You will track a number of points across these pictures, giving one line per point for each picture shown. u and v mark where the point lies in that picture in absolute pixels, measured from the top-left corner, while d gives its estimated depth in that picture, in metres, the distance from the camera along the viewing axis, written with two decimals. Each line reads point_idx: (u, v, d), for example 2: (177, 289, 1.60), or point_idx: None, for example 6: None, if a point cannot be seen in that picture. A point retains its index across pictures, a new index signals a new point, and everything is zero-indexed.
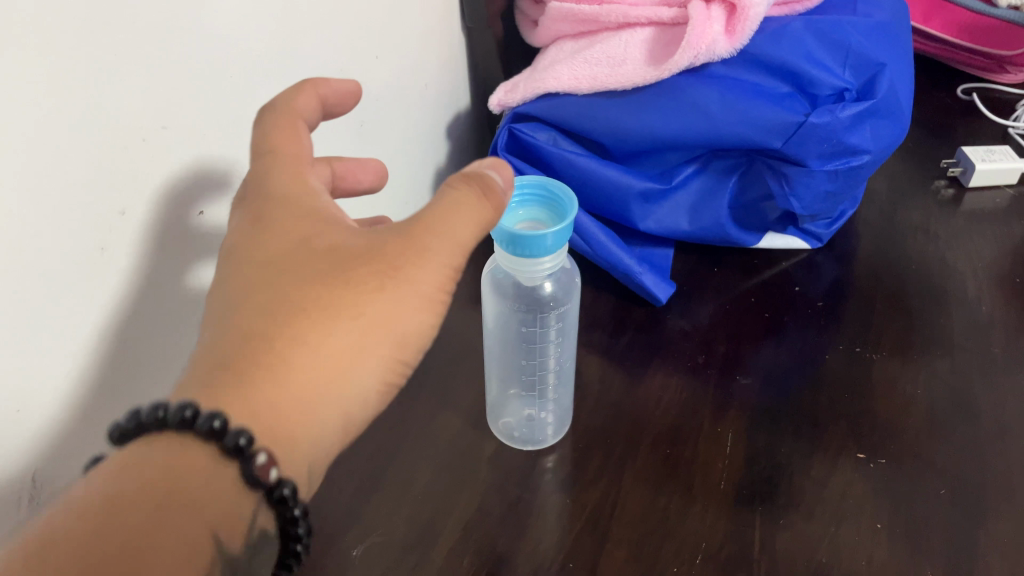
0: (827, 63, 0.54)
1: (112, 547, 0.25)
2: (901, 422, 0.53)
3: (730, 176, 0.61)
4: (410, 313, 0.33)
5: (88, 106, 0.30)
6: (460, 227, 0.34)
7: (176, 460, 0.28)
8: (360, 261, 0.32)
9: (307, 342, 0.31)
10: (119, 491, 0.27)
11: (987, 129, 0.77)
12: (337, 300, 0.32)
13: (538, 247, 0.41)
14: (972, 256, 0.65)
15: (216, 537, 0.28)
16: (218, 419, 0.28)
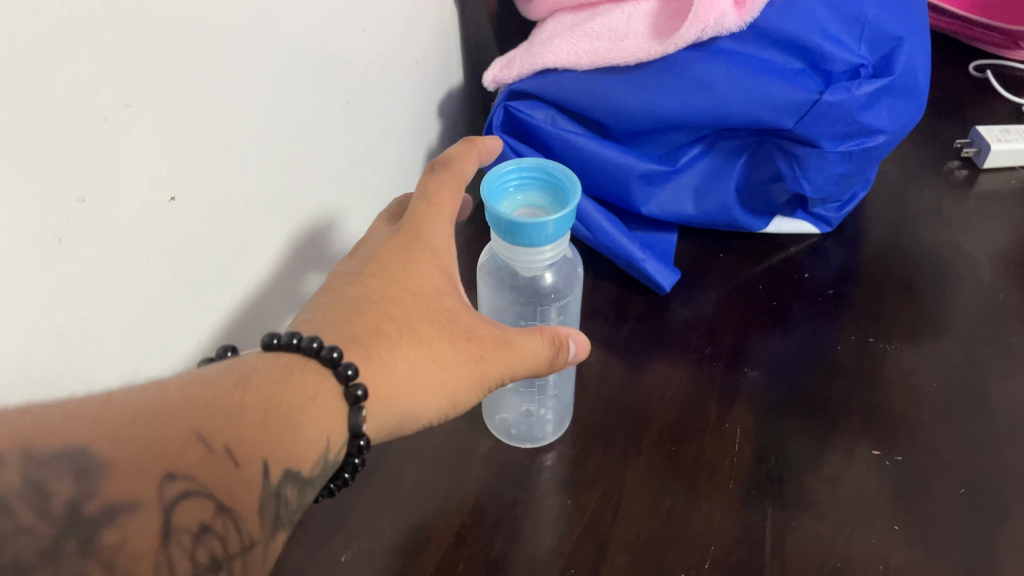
0: (842, 37, 0.51)
1: (256, 411, 0.31)
2: (916, 416, 0.50)
3: (737, 157, 0.58)
4: (466, 396, 0.40)
5: (41, 77, 0.27)
6: (524, 352, 0.41)
7: (317, 384, 0.34)
8: (461, 333, 0.40)
9: (408, 370, 0.38)
10: (293, 375, 0.34)
11: (1001, 107, 0.74)
12: (441, 351, 0.39)
13: (540, 236, 0.38)
14: (986, 241, 0.62)
15: (329, 444, 0.33)
16: (353, 369, 0.34)
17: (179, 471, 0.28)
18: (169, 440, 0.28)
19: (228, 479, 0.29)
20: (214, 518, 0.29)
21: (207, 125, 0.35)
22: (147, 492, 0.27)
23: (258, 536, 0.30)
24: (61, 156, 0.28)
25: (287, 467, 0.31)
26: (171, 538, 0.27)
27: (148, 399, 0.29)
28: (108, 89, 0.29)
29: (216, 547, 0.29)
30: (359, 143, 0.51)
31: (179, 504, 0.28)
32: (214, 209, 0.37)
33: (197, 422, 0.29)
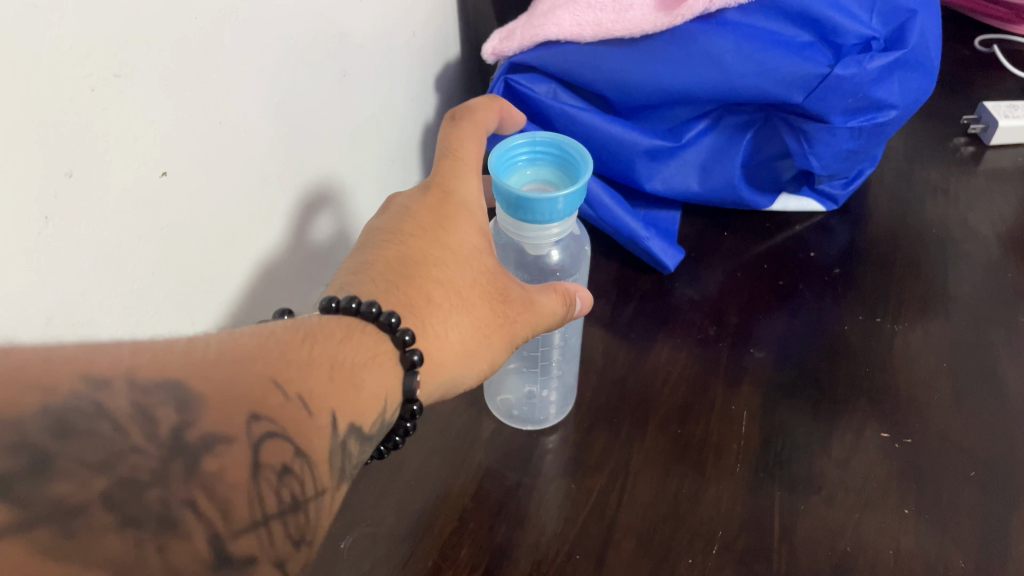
0: (853, 9, 0.50)
1: (323, 364, 0.29)
2: (926, 397, 0.49)
3: (744, 132, 0.57)
4: (501, 357, 0.39)
5: (27, 44, 0.25)
6: (544, 314, 0.41)
7: (376, 344, 0.32)
8: (497, 295, 0.39)
9: (454, 339, 0.37)
10: (352, 334, 0.31)
11: (1007, 82, 0.73)
12: (477, 313, 0.38)
13: (552, 210, 0.37)
14: (994, 219, 0.61)
15: (387, 402, 0.31)
16: (410, 334, 0.33)
17: (262, 412, 0.25)
18: (250, 381, 0.26)
19: (306, 424, 0.27)
20: (294, 459, 0.25)
21: (202, 94, 0.34)
22: (238, 426, 0.24)
23: (330, 486, 0.27)
24: (47, 128, 0.27)
25: (353, 421, 0.29)
26: (260, 473, 0.24)
27: (228, 347, 0.27)
28: (96, 56, 0.28)
29: (296, 489, 0.25)
30: (356, 117, 0.49)
31: (263, 443, 0.25)
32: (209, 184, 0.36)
33: (273, 368, 0.27)
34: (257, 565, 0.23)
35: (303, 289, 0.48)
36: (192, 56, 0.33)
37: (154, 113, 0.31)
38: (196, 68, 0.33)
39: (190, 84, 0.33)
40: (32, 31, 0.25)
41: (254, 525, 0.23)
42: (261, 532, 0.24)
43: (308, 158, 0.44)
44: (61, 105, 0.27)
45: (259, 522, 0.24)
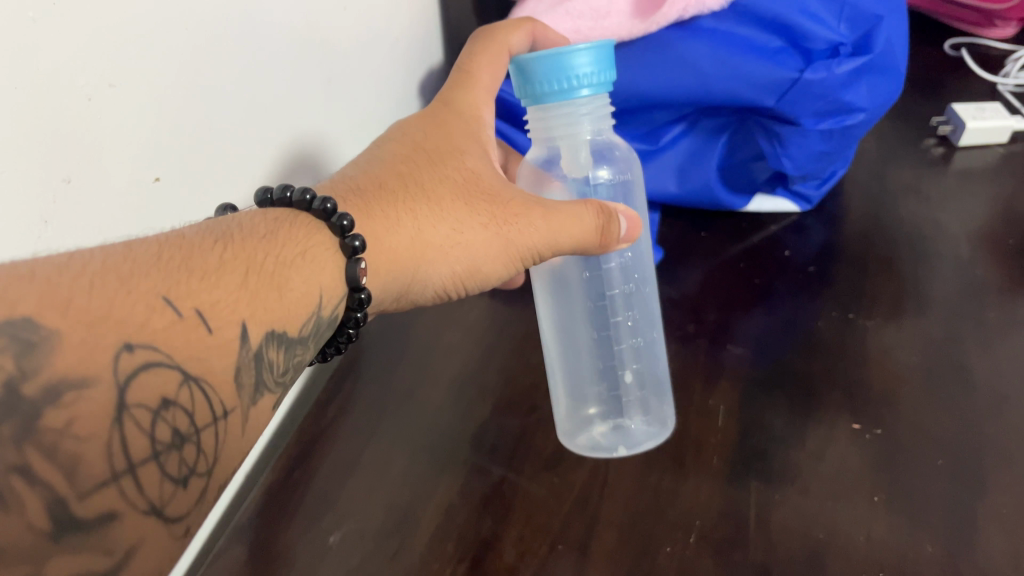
0: (822, 15, 0.51)
1: (240, 267, 0.29)
2: (897, 390, 0.51)
3: (719, 135, 0.58)
4: (488, 257, 0.42)
5: (26, 56, 0.26)
6: (576, 219, 0.42)
7: (308, 237, 0.34)
8: (484, 199, 0.42)
9: (412, 225, 0.39)
10: (280, 229, 0.33)
11: (976, 85, 0.75)
12: (451, 211, 0.41)
13: (563, 75, 0.41)
14: (964, 218, 0.63)
15: (322, 296, 0.33)
16: (348, 219, 0.35)
17: (137, 342, 0.23)
18: (136, 302, 0.24)
19: (204, 344, 0.26)
20: (180, 388, 0.24)
21: (193, 101, 0.35)
22: (102, 365, 0.22)
23: (236, 405, 0.27)
24: (47, 136, 0.28)
25: (272, 329, 0.29)
26: (126, 417, 0.23)
27: (117, 260, 0.25)
28: (91, 67, 0.29)
29: (182, 421, 0.25)
30: (343, 123, 0.51)
31: (135, 378, 0.23)
32: (203, 191, 0.37)
33: (163, 284, 0.25)
34: (116, 521, 0.22)
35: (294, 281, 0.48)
36: (184, 65, 0.34)
37: (149, 121, 0.33)
38: (188, 77, 0.35)
39: (182, 92, 0.34)
40: (30, 42, 0.26)
41: (110, 480, 0.22)
42: (122, 483, 0.22)
43: (299, 163, 0.46)
44: (59, 113, 0.28)
45: (118, 474, 0.22)
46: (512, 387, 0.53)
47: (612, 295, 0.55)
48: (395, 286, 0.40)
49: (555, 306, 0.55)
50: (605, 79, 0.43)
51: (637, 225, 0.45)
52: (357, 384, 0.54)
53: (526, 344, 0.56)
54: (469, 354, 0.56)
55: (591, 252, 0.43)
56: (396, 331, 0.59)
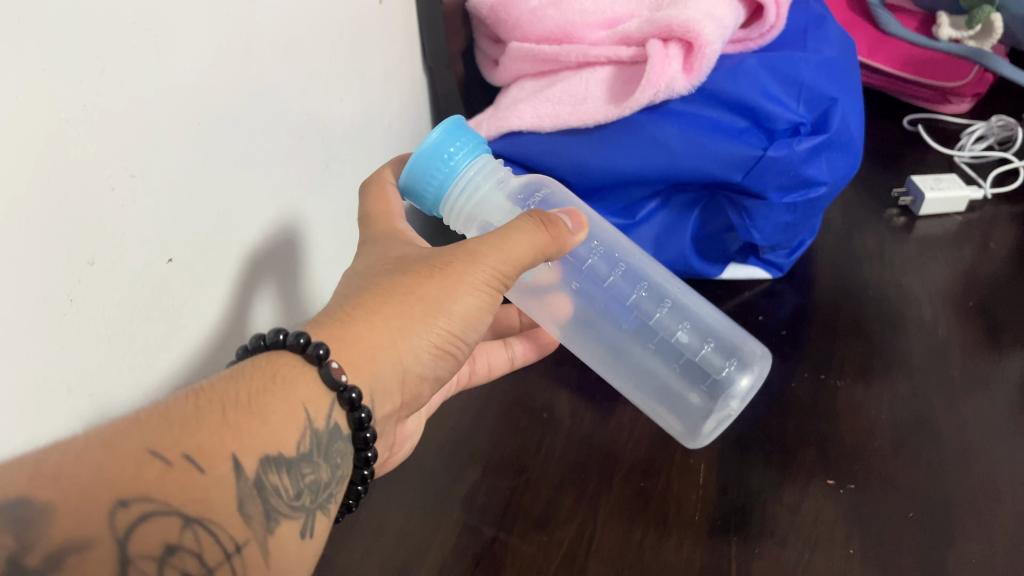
0: (782, 97, 0.56)
1: (215, 407, 0.31)
2: (868, 446, 0.53)
3: (691, 209, 0.63)
4: (456, 299, 0.41)
5: (59, 154, 0.28)
6: (515, 229, 0.42)
7: (269, 364, 0.34)
8: (423, 262, 0.41)
9: (388, 332, 0.38)
10: (246, 367, 0.34)
11: (934, 158, 0.80)
12: (419, 299, 0.40)
13: (438, 159, 0.47)
14: (926, 282, 0.67)
15: (307, 411, 0.34)
16: (305, 335, 0.35)
17: (132, 497, 0.27)
18: (122, 461, 0.27)
19: (199, 485, 0.28)
20: (182, 532, 0.28)
21: (200, 185, 0.37)
22: (99, 525, 0.26)
23: (248, 537, 0.30)
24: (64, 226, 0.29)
25: (265, 454, 0.31)
26: (132, 570, 0.26)
27: (103, 430, 0.28)
28: (118, 161, 0.31)
29: (191, 563, 0.28)
30: (335, 200, 0.54)
31: (135, 531, 0.27)
32: (210, 267, 0.39)
33: (148, 438, 0.28)
34: None
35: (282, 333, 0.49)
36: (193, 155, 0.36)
37: (156, 206, 0.34)
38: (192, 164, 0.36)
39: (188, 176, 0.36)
40: (62, 141, 0.28)
41: None
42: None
43: (296, 238, 0.49)
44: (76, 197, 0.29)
45: None
46: (501, 451, 0.55)
47: (614, 275, 0.53)
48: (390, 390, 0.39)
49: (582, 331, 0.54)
50: (468, 142, 0.48)
51: (579, 217, 0.47)
52: None
53: (513, 408, 0.59)
54: (460, 419, 0.58)
55: (550, 251, 0.44)
56: None
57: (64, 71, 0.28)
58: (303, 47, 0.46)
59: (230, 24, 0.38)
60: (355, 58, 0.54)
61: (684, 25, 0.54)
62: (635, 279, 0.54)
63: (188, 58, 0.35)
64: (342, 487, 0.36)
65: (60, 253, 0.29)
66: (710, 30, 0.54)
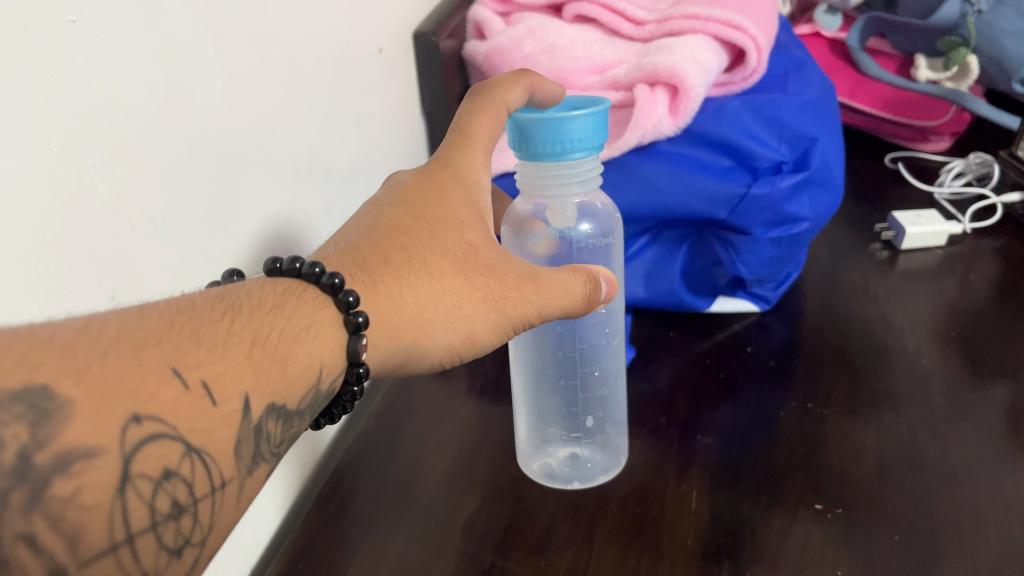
0: (765, 137, 0.59)
1: (246, 340, 0.30)
2: (855, 472, 0.55)
3: (680, 245, 0.65)
4: (487, 332, 0.42)
5: (83, 195, 0.33)
6: (566, 286, 0.43)
7: (313, 312, 0.35)
8: (482, 271, 0.42)
9: (415, 302, 0.39)
10: (287, 302, 0.34)
11: (916, 195, 0.83)
12: (452, 286, 0.41)
13: (557, 138, 0.45)
14: (909, 313, 0.69)
15: (322, 371, 0.34)
16: (339, 278, 0.36)
17: (145, 413, 0.25)
18: (145, 371, 0.26)
19: (208, 415, 0.28)
20: (181, 460, 0.27)
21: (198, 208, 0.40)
22: (110, 435, 0.24)
23: (233, 475, 0.29)
24: (60, 249, 0.32)
25: (274, 402, 0.31)
26: (129, 487, 0.25)
27: (129, 328, 0.27)
28: (135, 204, 0.36)
29: (181, 492, 0.27)
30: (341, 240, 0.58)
31: (142, 448, 0.25)
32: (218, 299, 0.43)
33: (174, 354, 0.27)
34: None
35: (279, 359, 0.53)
36: (192, 187, 0.39)
37: (154, 230, 0.37)
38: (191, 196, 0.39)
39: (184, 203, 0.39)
40: (85, 183, 0.33)
41: (109, 549, 0.24)
42: (120, 553, 0.24)
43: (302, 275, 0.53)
44: (66, 228, 0.32)
45: (118, 544, 0.24)
46: (500, 481, 0.57)
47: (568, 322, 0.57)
48: (390, 368, 0.40)
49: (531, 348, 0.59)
50: (596, 142, 0.47)
51: (616, 288, 0.48)
52: (350, 477, 0.58)
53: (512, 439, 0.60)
54: (459, 449, 0.60)
55: (579, 310, 0.44)
56: (389, 428, 0.63)
57: (55, 105, 0.31)
58: (303, 95, 0.49)
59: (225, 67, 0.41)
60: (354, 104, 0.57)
61: (669, 71, 0.57)
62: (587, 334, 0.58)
63: (194, 103, 0.39)
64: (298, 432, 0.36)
65: (68, 269, 0.33)
66: (694, 74, 0.57)
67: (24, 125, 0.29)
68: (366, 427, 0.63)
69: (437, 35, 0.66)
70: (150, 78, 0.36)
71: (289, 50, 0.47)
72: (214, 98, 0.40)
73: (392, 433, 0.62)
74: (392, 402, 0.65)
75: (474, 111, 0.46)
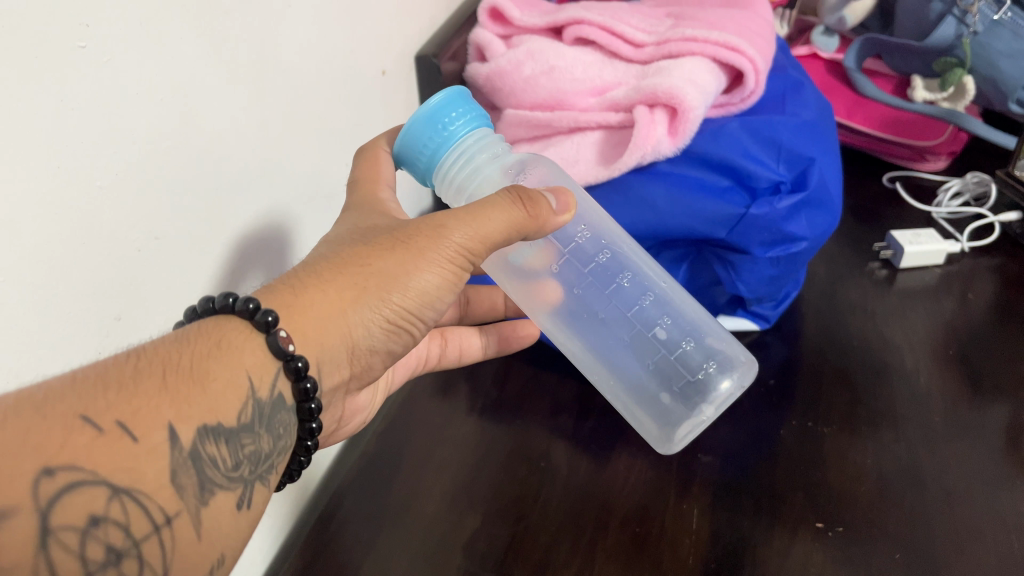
0: (763, 158, 0.59)
1: (156, 370, 0.31)
2: (854, 491, 0.55)
3: (679, 264, 0.65)
4: (420, 274, 0.41)
5: (91, 220, 0.33)
6: (482, 201, 0.42)
7: (218, 329, 0.35)
8: (386, 232, 0.42)
9: (333, 290, 0.39)
10: (191, 329, 0.35)
11: (912, 215, 0.84)
12: (366, 254, 0.40)
13: (433, 122, 0.46)
14: (907, 332, 0.69)
15: (249, 378, 0.34)
16: (231, 296, 0.36)
17: (58, 465, 0.26)
18: (53, 425, 0.27)
19: (130, 451, 0.28)
20: (109, 503, 0.27)
21: (199, 229, 0.41)
22: (23, 492, 0.25)
23: (180, 509, 0.30)
24: (68, 261, 0.33)
25: (203, 423, 0.31)
26: (52, 540, 0.25)
27: (33, 391, 0.28)
28: (142, 227, 0.37)
29: (116, 536, 0.27)
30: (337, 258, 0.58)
31: (59, 500, 0.26)
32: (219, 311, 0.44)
33: (82, 403, 0.28)
34: None
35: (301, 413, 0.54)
36: (195, 210, 0.40)
37: (161, 249, 0.38)
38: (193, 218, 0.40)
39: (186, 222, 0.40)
40: (93, 207, 0.33)
41: None
42: None
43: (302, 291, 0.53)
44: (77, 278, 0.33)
45: None
46: (500, 500, 0.57)
47: (620, 282, 0.53)
48: (336, 365, 0.40)
49: (557, 318, 0.52)
50: (467, 115, 0.47)
51: (569, 198, 0.46)
52: (351, 496, 0.59)
53: (512, 459, 0.60)
54: (460, 467, 0.60)
55: (528, 229, 0.43)
56: (391, 445, 0.63)
57: (66, 130, 0.31)
58: (304, 116, 0.50)
59: (230, 93, 0.42)
60: (355, 124, 0.58)
61: (668, 93, 0.58)
62: (641, 290, 0.53)
63: (201, 128, 0.40)
64: (285, 458, 0.37)
65: (76, 288, 0.33)
66: (692, 96, 0.58)
67: (38, 155, 0.30)
68: (368, 444, 0.63)
69: (438, 57, 0.66)
70: (159, 106, 0.36)
71: (291, 76, 0.48)
72: (221, 122, 0.41)
73: (392, 451, 0.62)
74: (393, 418, 0.66)
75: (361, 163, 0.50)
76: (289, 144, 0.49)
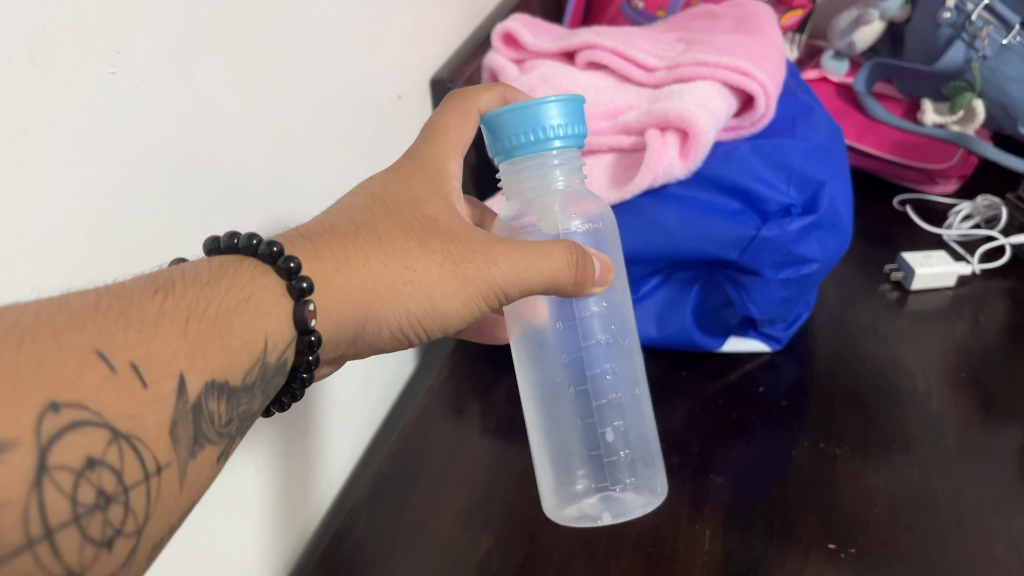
0: (773, 180, 0.60)
1: (181, 317, 0.30)
2: (867, 512, 0.55)
3: (691, 285, 0.66)
4: (446, 295, 0.42)
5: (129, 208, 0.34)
6: (550, 262, 0.42)
7: (252, 282, 0.35)
8: (442, 239, 0.42)
9: (363, 265, 0.40)
10: (223, 276, 0.34)
11: (924, 237, 0.84)
12: (403, 253, 0.41)
13: (530, 126, 0.45)
14: (920, 354, 0.70)
15: (267, 341, 0.34)
16: (278, 246, 0.36)
17: (65, 402, 0.24)
18: (65, 361, 0.25)
19: (137, 399, 0.27)
20: (108, 448, 0.25)
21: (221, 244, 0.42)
22: (25, 426, 0.23)
23: (170, 459, 0.28)
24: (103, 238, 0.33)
25: (213, 377, 0.30)
26: (47, 478, 0.23)
27: (52, 312, 0.26)
28: (168, 237, 0.37)
29: (108, 478, 0.25)
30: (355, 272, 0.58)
31: (59, 440, 0.24)
32: None
33: (99, 337, 0.26)
34: None
35: (316, 423, 0.54)
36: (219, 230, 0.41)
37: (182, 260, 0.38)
38: (215, 224, 0.40)
39: (207, 224, 0.40)
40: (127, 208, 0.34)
41: (24, 546, 0.23)
42: (37, 549, 0.23)
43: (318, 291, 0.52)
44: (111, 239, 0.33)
45: (33, 540, 0.23)
46: (515, 520, 0.57)
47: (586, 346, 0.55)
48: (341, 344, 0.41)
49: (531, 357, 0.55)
50: (575, 132, 0.46)
51: (609, 270, 0.47)
52: (366, 514, 0.59)
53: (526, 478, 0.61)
54: (474, 487, 0.61)
55: (569, 289, 0.44)
56: (405, 464, 0.63)
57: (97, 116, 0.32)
58: (323, 140, 0.51)
59: (256, 114, 0.43)
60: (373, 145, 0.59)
61: (679, 116, 0.58)
62: (597, 364, 0.55)
63: (226, 153, 0.40)
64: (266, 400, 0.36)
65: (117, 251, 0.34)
66: (704, 119, 0.58)
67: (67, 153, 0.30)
68: (381, 463, 0.64)
69: (453, 81, 0.68)
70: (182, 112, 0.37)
71: (313, 97, 0.49)
72: (245, 148, 0.42)
73: (405, 471, 0.63)
74: (408, 437, 0.66)
75: (446, 111, 0.49)
76: (310, 165, 0.50)
